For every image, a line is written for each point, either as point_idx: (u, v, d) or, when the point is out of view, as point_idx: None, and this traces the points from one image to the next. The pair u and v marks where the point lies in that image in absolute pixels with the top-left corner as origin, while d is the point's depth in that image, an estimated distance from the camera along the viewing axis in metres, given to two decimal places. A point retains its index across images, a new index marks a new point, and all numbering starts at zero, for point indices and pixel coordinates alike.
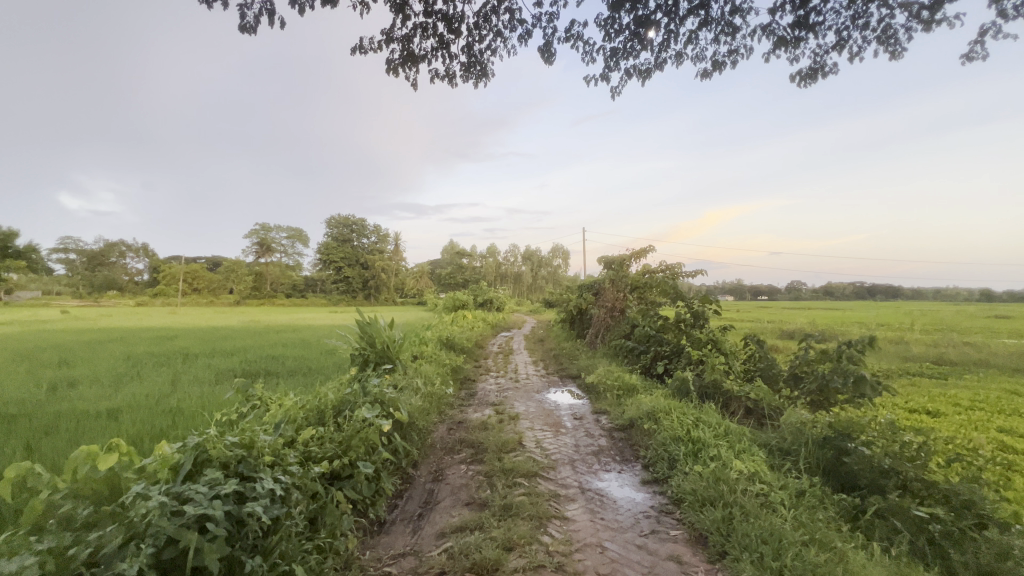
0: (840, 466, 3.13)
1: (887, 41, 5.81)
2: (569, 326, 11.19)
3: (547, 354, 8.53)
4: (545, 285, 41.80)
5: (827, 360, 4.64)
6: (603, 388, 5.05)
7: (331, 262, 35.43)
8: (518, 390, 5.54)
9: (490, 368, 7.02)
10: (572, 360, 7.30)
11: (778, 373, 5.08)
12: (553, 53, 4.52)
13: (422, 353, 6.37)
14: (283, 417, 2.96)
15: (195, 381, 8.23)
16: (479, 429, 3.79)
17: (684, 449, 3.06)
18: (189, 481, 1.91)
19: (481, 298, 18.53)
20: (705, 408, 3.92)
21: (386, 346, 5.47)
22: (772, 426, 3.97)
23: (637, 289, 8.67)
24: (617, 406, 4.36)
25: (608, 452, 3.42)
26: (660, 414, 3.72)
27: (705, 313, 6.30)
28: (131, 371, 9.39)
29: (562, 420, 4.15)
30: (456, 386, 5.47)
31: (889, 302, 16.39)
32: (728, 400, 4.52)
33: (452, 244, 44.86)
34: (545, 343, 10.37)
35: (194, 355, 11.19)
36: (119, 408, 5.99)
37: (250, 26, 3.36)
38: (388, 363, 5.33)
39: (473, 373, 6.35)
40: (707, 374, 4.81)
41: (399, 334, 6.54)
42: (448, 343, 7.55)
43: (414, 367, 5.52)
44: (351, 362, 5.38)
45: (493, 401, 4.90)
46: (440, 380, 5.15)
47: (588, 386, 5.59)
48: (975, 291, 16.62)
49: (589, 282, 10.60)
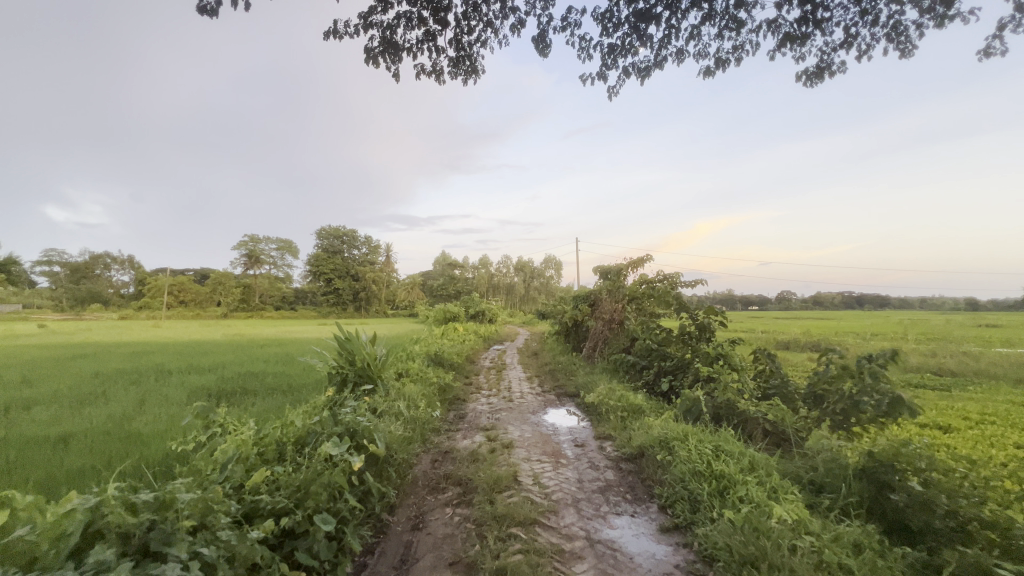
0: (887, 504, 2.70)
1: (898, 38, 5.52)
2: (564, 338, 10.74)
3: (542, 369, 8.05)
4: (538, 296, 41.45)
5: (849, 376, 4.24)
6: (605, 409, 4.60)
7: (320, 274, 34.82)
8: (512, 411, 5.07)
9: (481, 386, 6.55)
10: (569, 376, 6.84)
11: (794, 390, 4.68)
12: (548, 43, 4.17)
13: (407, 372, 5.86)
14: (231, 456, 2.48)
15: (166, 401, 7.66)
16: (467, 461, 3.31)
17: (708, 488, 2.61)
18: (74, 562, 1.43)
19: (472, 310, 18.08)
20: (724, 434, 3.48)
21: (367, 363, 4.98)
22: (799, 453, 3.52)
23: (635, 299, 8.26)
24: (623, 431, 3.90)
25: (617, 489, 2.96)
26: (674, 441, 3.27)
27: (711, 324, 5.88)
28: (99, 390, 8.79)
29: (563, 449, 3.67)
30: (444, 407, 4.99)
31: (886, 311, 16.21)
32: (744, 422, 4.10)
33: (444, 256, 44.46)
34: (539, 357, 9.91)
35: (170, 372, 10.59)
36: (72, 435, 5.44)
37: (208, 5, 2.98)
38: (369, 383, 4.84)
39: (463, 392, 5.87)
40: (719, 393, 4.39)
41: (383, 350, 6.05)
42: (437, 358, 7.07)
43: (397, 386, 5.04)
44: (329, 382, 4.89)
45: (484, 425, 4.42)
46: (426, 401, 4.66)
47: (588, 406, 5.13)
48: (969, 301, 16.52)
49: (585, 293, 10.21)
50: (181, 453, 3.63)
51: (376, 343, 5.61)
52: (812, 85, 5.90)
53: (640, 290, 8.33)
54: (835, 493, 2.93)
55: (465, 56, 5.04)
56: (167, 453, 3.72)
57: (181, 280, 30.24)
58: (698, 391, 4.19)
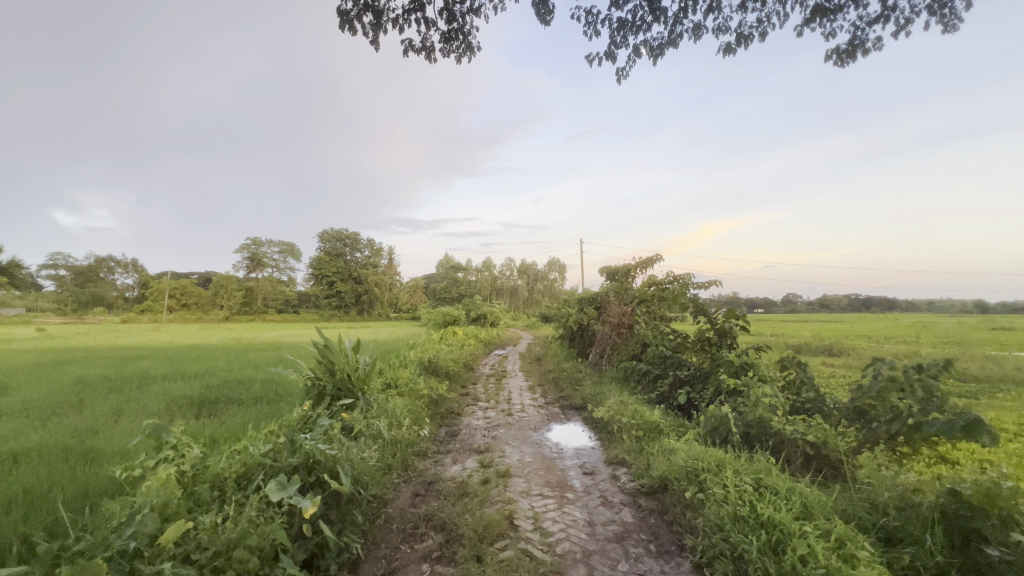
0: (980, 560, 2.11)
1: (942, 11, 4.97)
2: (569, 343, 10.14)
3: (546, 378, 7.47)
4: (542, 299, 40.91)
5: (898, 391, 3.66)
6: (617, 427, 4.03)
7: (321, 277, 34.41)
8: (511, 428, 4.49)
9: (479, 396, 6.00)
10: (575, 386, 6.26)
11: (832, 405, 4.10)
12: (551, 9, 3.65)
13: (396, 383, 5.28)
14: (141, 505, 1.94)
15: (141, 412, 7.11)
16: (453, 498, 2.74)
17: (758, 545, 2.03)
18: None
19: (474, 313, 17.58)
20: (764, 464, 2.89)
21: (347, 374, 4.41)
22: (853, 486, 2.94)
23: (645, 302, 7.67)
24: (640, 457, 3.33)
25: (636, 536, 2.39)
26: (705, 473, 2.69)
27: (733, 329, 5.29)
28: (75, 398, 8.26)
29: (569, 479, 3.10)
30: (434, 424, 4.43)
31: (903, 313, 15.63)
32: (782, 443, 3.53)
33: (446, 258, 44.02)
34: (542, 364, 9.32)
35: (155, 379, 10.06)
36: (26, 452, 4.90)
37: None
38: (349, 397, 4.26)
39: (457, 406, 5.29)
40: (748, 409, 3.81)
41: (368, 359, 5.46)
42: (431, 367, 6.49)
43: (383, 399, 4.49)
44: (304, 395, 4.32)
45: (479, 446, 3.85)
46: (414, 417, 4.09)
47: (597, 422, 4.55)
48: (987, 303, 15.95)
49: (591, 295, 9.66)
50: (121, 483, 3.08)
51: (361, 350, 5.05)
52: (843, 64, 5.35)
53: (650, 292, 7.74)
54: (913, 545, 2.34)
55: (458, 32, 4.51)
56: (107, 481, 3.18)
57: (182, 283, 29.67)
58: (727, 407, 3.62)
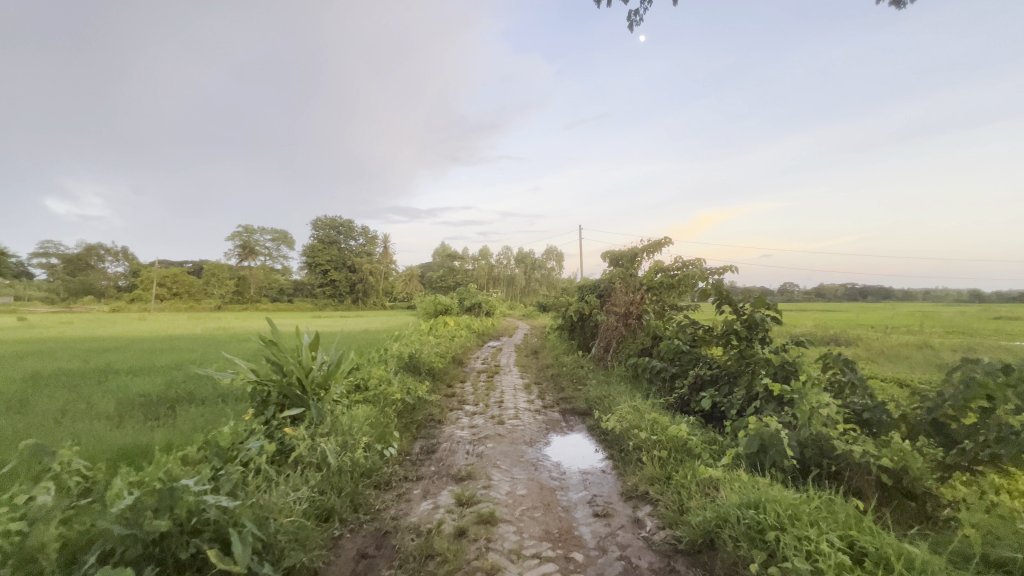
0: None
1: None
2: (569, 335, 9.33)
3: (543, 375, 6.67)
4: (540, 288, 40.12)
5: (990, 400, 2.85)
6: (635, 445, 3.21)
7: (314, 265, 33.47)
8: (500, 442, 3.67)
9: (466, 398, 5.17)
10: (577, 387, 5.44)
11: (898, 415, 3.30)
12: None
13: (365, 387, 4.43)
14: None
15: (87, 413, 6.26)
16: (412, 565, 1.91)
17: None
18: None
19: (468, 302, 16.81)
20: (847, 512, 2.09)
21: (298, 378, 3.55)
22: (967, 538, 2.14)
23: (654, 289, 6.84)
24: (670, 493, 2.52)
25: None
26: (775, 531, 1.87)
27: (764, 320, 4.45)
28: (20, 396, 7.38)
29: (575, 526, 2.29)
30: (406, 439, 3.60)
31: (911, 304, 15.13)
32: (852, 470, 2.72)
33: (442, 246, 43.15)
34: (540, 358, 8.50)
35: (119, 373, 9.19)
36: None
37: None
38: (297, 405, 3.41)
39: (439, 411, 4.45)
40: (800, 422, 3.02)
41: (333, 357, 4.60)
42: (413, 364, 5.65)
43: (344, 407, 3.64)
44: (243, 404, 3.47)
45: (459, 470, 3.03)
46: (380, 431, 3.27)
47: (606, 435, 3.74)
48: (996, 296, 15.52)
49: (592, 283, 8.86)
50: None
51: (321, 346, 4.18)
52: (900, 6, 4.47)
53: (658, 278, 6.90)
54: None
55: None
56: None
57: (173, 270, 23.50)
58: (776, 423, 2.82)
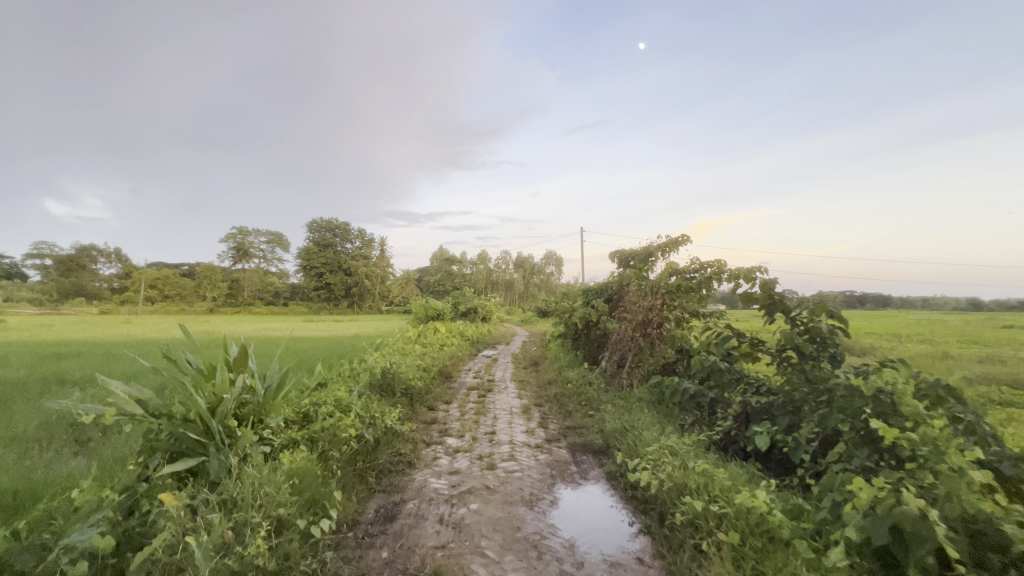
0: None
1: None
2: (572, 345, 8.29)
3: (543, 393, 5.64)
4: (539, 293, 39.05)
5: None
6: (686, 521, 2.18)
7: (307, 267, 32.36)
8: (489, 502, 2.63)
9: (448, 426, 4.12)
10: (588, 413, 4.40)
11: None
12: None
13: (312, 417, 3.35)
14: None
15: None
16: None
17: None
18: None
19: (464, 307, 15.86)
20: None
21: (200, 414, 2.42)
22: None
23: (669, 293, 5.65)
24: None
25: None
26: None
27: (832, 333, 3.42)
28: None
29: None
30: (356, 499, 2.57)
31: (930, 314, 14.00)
32: None
33: (439, 250, 42.21)
34: (540, 371, 7.46)
35: (67, 384, 8.07)
36: None
37: None
38: (193, 453, 2.34)
39: (411, 449, 3.41)
40: (935, 491, 2.01)
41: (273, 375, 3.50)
42: (385, 382, 4.59)
43: (266, 455, 2.55)
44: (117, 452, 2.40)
45: (422, 562, 1.99)
46: (311, 493, 2.25)
47: (636, 492, 2.71)
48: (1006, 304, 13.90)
49: (598, 287, 7.85)
50: None
51: (249, 364, 3.08)
52: None
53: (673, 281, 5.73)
54: None
55: None
56: None
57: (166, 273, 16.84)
58: (921, 501, 1.80)
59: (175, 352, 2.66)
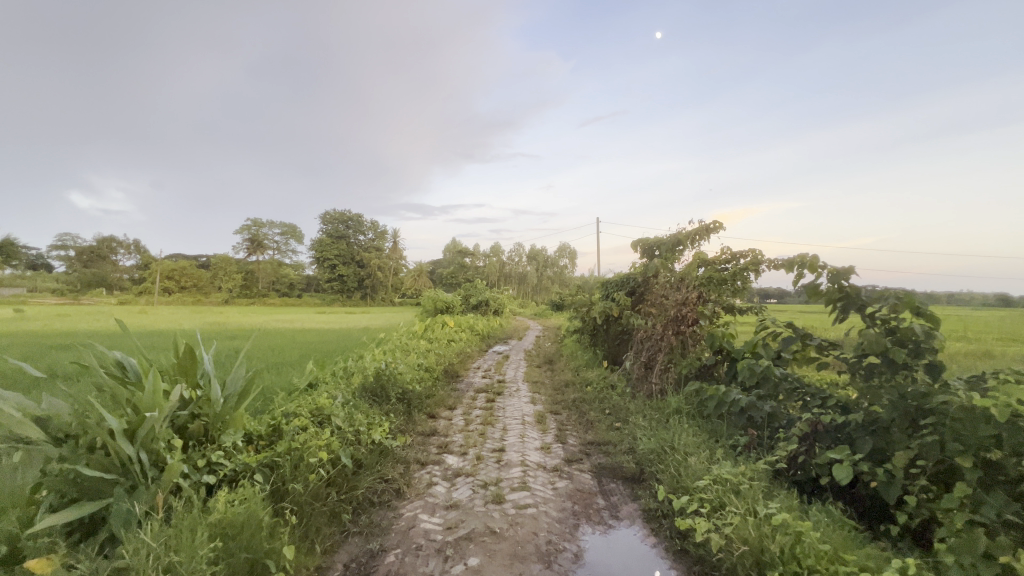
0: None
1: None
2: (591, 342, 7.61)
3: (559, 397, 4.99)
4: (552, 285, 38.30)
5: None
6: None
7: (320, 258, 32.13)
8: (494, 554, 2.01)
9: (447, 439, 3.50)
10: (613, 424, 3.75)
11: None
12: None
13: (281, 434, 2.75)
14: None
15: None
16: None
17: None
18: None
19: (477, 300, 15.24)
20: None
21: (108, 438, 1.82)
22: None
23: (699, 286, 4.87)
24: None
25: None
26: None
27: (927, 335, 2.71)
28: None
29: None
30: (319, 554, 1.96)
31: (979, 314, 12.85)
32: None
33: (452, 242, 41.71)
34: (555, 371, 6.82)
35: None
36: None
37: None
38: (98, 494, 1.76)
39: (401, 473, 2.80)
40: None
41: (235, 386, 2.92)
42: (378, 387, 3.97)
43: (201, 494, 1.95)
44: (0, 488, 1.84)
45: None
46: (246, 555, 1.66)
47: (688, 546, 2.07)
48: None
49: (619, 278, 7.14)
50: None
51: (196, 374, 2.49)
52: None
53: (702, 271, 4.95)
54: None
55: None
56: None
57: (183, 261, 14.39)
58: None
59: (89, 359, 2.08)
